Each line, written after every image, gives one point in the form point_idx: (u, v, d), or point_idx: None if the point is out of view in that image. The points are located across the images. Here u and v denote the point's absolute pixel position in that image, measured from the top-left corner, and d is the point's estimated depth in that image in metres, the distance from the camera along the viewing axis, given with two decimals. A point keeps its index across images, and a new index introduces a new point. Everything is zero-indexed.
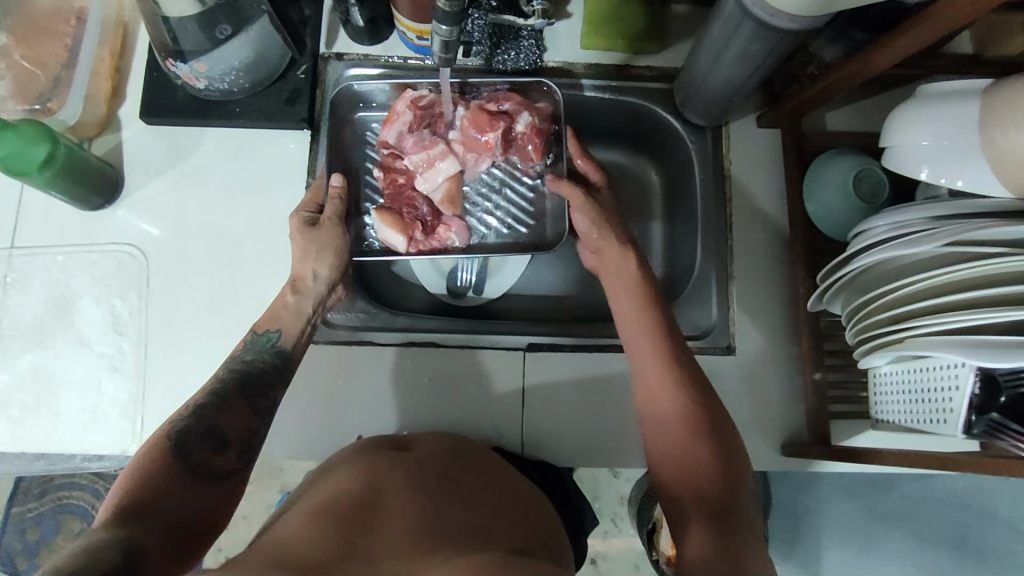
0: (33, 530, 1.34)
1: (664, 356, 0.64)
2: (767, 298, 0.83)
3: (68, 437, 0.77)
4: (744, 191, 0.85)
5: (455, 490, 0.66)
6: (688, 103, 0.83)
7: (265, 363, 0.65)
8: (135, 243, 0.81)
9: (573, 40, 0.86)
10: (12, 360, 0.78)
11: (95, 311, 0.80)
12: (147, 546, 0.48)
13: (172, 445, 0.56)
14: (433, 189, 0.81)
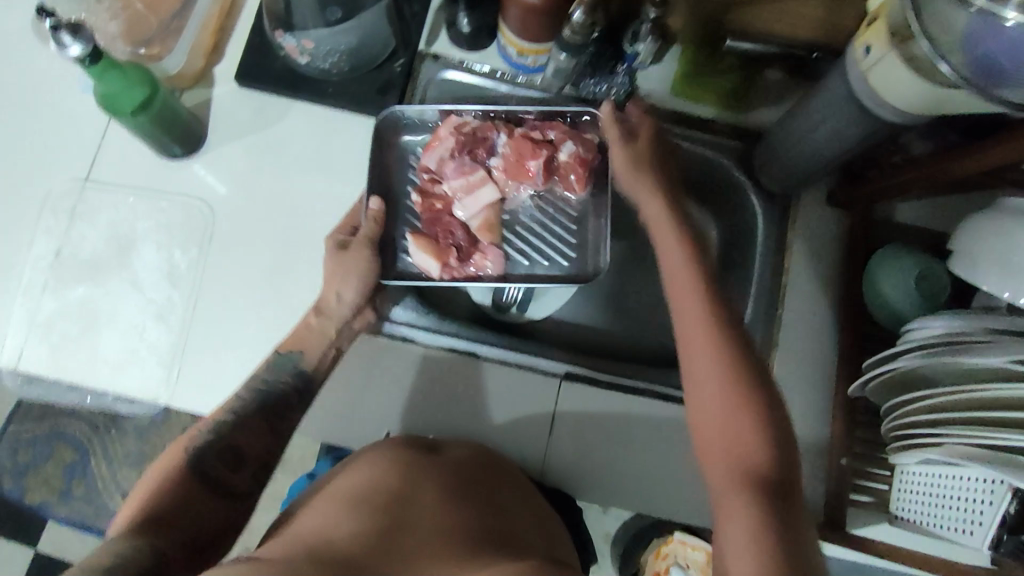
0: (27, 453, 1.39)
1: (702, 298, 0.59)
2: (807, 373, 0.81)
3: (103, 374, 0.79)
4: (803, 263, 0.84)
5: (475, 490, 0.69)
6: (768, 168, 0.83)
7: (286, 386, 0.72)
8: (204, 198, 0.82)
9: (663, 83, 0.87)
10: (65, 288, 0.80)
11: (153, 258, 0.81)
12: (170, 547, 0.56)
13: (191, 460, 0.65)
14: (469, 212, 0.82)
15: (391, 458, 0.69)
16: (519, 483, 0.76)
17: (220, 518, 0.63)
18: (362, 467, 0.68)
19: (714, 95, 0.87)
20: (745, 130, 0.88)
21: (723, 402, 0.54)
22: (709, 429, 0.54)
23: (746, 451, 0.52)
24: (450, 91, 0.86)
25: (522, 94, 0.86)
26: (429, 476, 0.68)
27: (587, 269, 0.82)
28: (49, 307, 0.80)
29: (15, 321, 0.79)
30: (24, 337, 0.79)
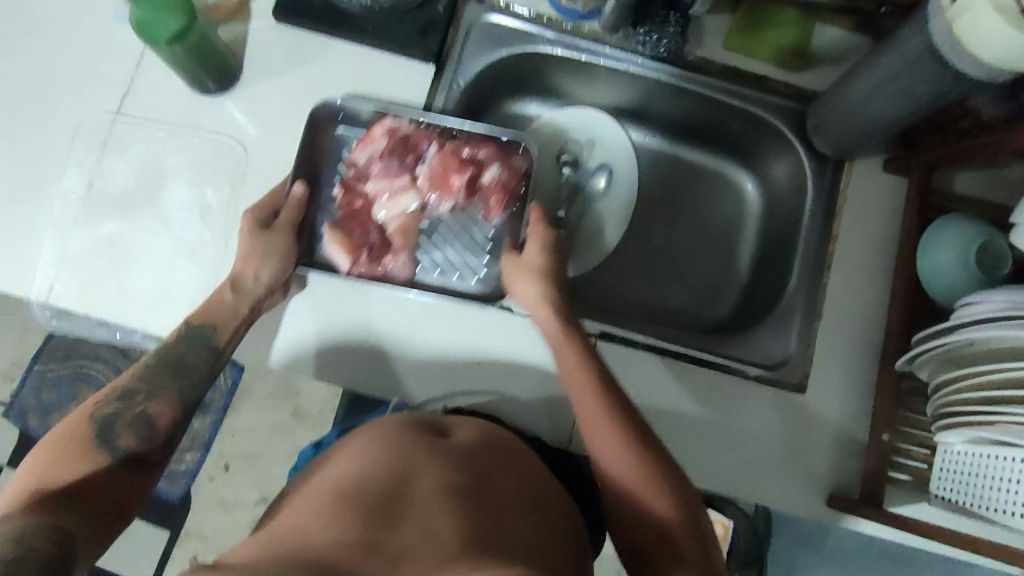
0: (50, 391, 1.50)
1: (620, 435, 0.64)
2: (853, 346, 0.78)
3: (130, 311, 0.77)
4: (854, 231, 0.80)
5: (484, 473, 0.64)
6: (823, 133, 0.79)
7: (199, 358, 0.69)
8: (237, 136, 0.80)
9: (715, 37, 0.83)
10: (95, 223, 0.78)
11: (186, 195, 0.79)
12: (78, 526, 0.54)
13: (96, 431, 0.62)
14: (388, 214, 0.81)
15: (383, 445, 0.65)
16: (532, 465, 0.70)
17: (127, 491, 0.61)
18: (364, 452, 0.64)
19: (771, 53, 0.82)
20: (801, 92, 0.83)
21: (648, 508, 0.61)
22: (631, 502, 0.62)
23: (660, 525, 0.60)
24: (494, 35, 0.83)
25: (567, 42, 0.83)
26: (429, 462, 0.63)
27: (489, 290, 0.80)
28: (80, 242, 0.78)
29: (46, 256, 0.78)
30: (53, 270, 0.78)
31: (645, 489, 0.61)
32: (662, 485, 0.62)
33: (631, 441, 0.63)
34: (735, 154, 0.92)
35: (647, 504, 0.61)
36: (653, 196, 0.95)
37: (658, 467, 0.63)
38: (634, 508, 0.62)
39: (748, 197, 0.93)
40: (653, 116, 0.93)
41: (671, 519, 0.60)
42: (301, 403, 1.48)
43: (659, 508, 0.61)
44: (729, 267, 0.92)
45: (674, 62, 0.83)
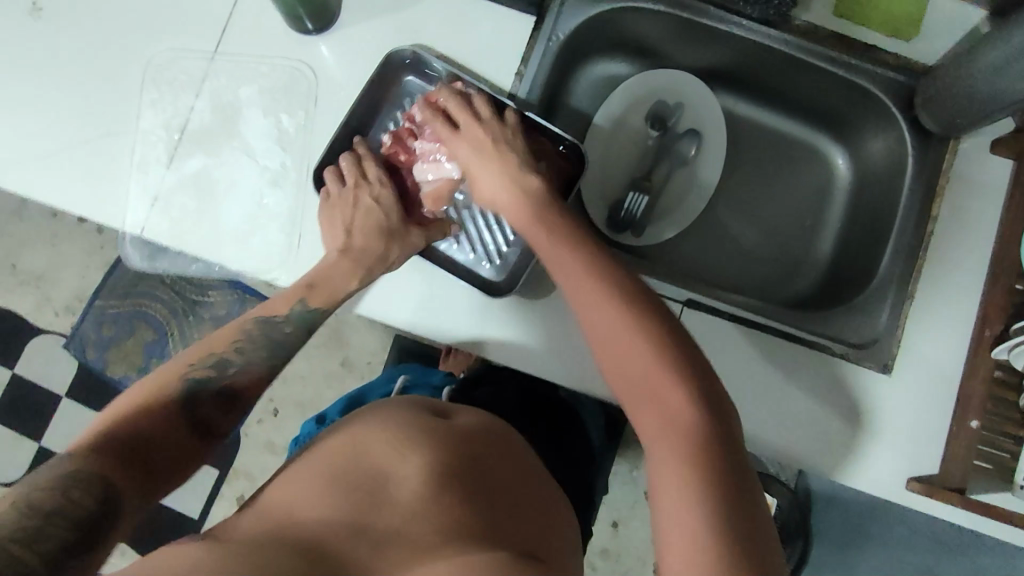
0: (111, 327, 1.53)
1: (628, 316, 0.56)
2: (942, 332, 0.76)
3: (214, 244, 0.78)
4: (953, 212, 0.78)
5: (479, 455, 0.63)
6: (931, 109, 0.76)
7: (290, 335, 0.71)
8: (312, 68, 0.79)
9: (824, 3, 0.81)
10: (181, 160, 0.79)
11: (261, 124, 0.79)
12: (131, 481, 0.54)
13: (183, 389, 0.63)
14: (421, 174, 0.78)
15: (375, 423, 0.63)
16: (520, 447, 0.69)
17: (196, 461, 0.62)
18: (365, 421, 0.64)
19: (884, 22, 0.80)
20: (910, 65, 0.80)
21: (609, 325, 0.56)
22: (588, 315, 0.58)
23: (620, 343, 0.55)
24: None
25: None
26: (422, 442, 0.61)
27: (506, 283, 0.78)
28: (167, 180, 0.78)
29: (134, 194, 0.78)
30: (147, 205, 0.78)
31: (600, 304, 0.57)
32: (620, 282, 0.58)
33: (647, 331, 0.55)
34: (828, 126, 0.90)
35: (613, 365, 0.55)
36: (742, 166, 0.93)
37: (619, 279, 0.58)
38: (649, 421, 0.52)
39: (839, 172, 0.91)
40: (748, 81, 0.90)
41: (629, 393, 0.54)
42: (351, 352, 1.49)
43: (632, 398, 0.54)
44: (811, 244, 0.90)
45: (779, 25, 0.81)
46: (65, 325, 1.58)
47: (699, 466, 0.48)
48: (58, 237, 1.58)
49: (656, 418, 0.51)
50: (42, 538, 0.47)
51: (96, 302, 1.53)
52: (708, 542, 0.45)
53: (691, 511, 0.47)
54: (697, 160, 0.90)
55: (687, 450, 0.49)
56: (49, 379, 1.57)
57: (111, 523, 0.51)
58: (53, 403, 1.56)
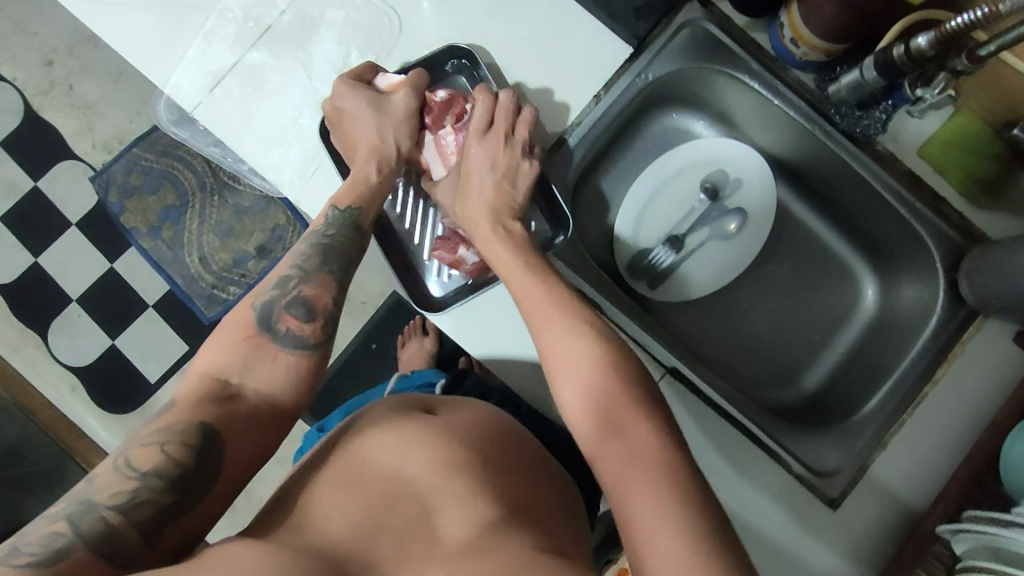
0: (138, 178, 1.57)
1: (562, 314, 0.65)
2: (895, 486, 0.77)
3: (245, 140, 0.78)
4: (955, 383, 0.78)
5: (496, 461, 0.62)
6: (974, 278, 0.75)
7: (345, 237, 0.71)
8: (403, 18, 0.79)
9: (916, 139, 0.79)
10: (241, 49, 0.79)
11: (333, 50, 0.80)
12: (234, 425, 0.57)
13: (258, 317, 0.65)
14: (425, 140, 0.81)
15: (376, 426, 0.62)
16: (541, 464, 0.68)
17: (294, 377, 0.63)
18: (359, 435, 0.62)
19: (960, 177, 0.78)
20: (970, 228, 0.79)
21: (577, 365, 0.61)
22: (555, 352, 0.63)
23: (587, 381, 0.60)
24: (702, 43, 0.80)
25: (768, 77, 0.79)
26: (428, 441, 0.61)
27: (438, 298, 0.79)
28: (221, 61, 0.79)
29: (187, 61, 0.79)
30: (202, 84, 0.78)
31: (568, 343, 0.63)
32: (573, 313, 0.65)
33: (575, 321, 0.64)
34: (871, 255, 0.89)
35: (573, 406, 0.60)
36: (776, 266, 0.93)
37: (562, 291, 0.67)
38: (578, 413, 0.60)
39: (864, 301, 0.91)
40: (812, 185, 0.90)
41: (589, 432, 0.58)
42: (350, 286, 1.53)
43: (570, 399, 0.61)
44: (814, 359, 0.91)
45: (859, 143, 0.79)
46: (97, 160, 1.60)
47: (650, 465, 0.53)
48: (121, 76, 1.60)
49: (626, 445, 0.55)
50: (149, 487, 0.51)
51: (132, 149, 1.57)
52: (679, 528, 0.49)
53: (666, 509, 0.50)
54: (735, 238, 0.90)
55: (643, 460, 0.54)
56: (66, 204, 1.60)
57: (212, 460, 0.54)
58: (62, 228, 1.60)
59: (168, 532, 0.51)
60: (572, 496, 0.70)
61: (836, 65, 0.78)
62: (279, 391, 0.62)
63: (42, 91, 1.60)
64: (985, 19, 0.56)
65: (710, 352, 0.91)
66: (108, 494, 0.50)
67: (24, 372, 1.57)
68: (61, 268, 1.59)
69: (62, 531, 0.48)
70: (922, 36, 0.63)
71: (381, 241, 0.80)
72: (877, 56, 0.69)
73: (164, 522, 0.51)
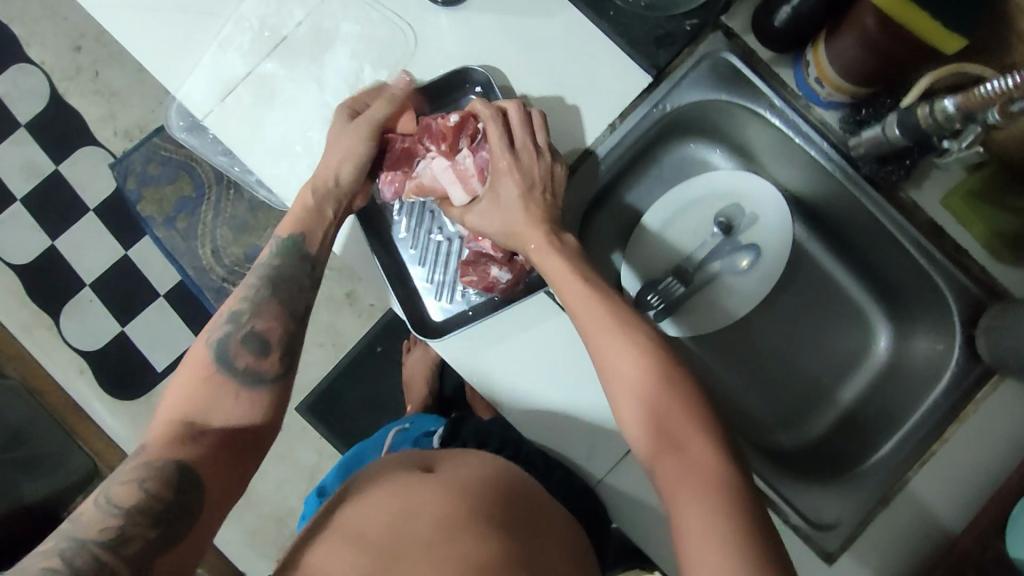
0: (156, 167, 1.57)
1: (621, 324, 0.64)
2: (895, 544, 0.74)
3: (253, 151, 0.78)
4: (965, 443, 0.75)
5: (497, 517, 0.62)
6: (991, 336, 0.72)
7: (295, 266, 0.72)
8: (420, 36, 0.78)
9: (940, 186, 0.76)
10: (253, 57, 0.78)
11: (346, 64, 0.79)
12: (204, 462, 0.58)
13: (212, 354, 0.64)
14: (440, 169, 0.74)
15: (378, 490, 0.64)
16: (556, 524, 0.67)
17: (260, 407, 0.64)
18: (375, 495, 0.63)
19: (985, 234, 0.75)
20: (992, 283, 0.76)
21: (640, 383, 0.60)
22: (614, 370, 0.62)
23: (646, 403, 0.60)
24: (724, 75, 0.77)
25: (790, 117, 0.77)
26: (431, 503, 0.61)
27: (439, 323, 0.78)
28: (233, 70, 0.78)
29: (199, 68, 0.78)
30: (213, 92, 0.78)
31: (626, 363, 0.61)
32: (636, 326, 0.64)
33: (636, 330, 0.63)
34: (886, 301, 0.87)
35: (636, 423, 0.60)
36: (782, 305, 0.90)
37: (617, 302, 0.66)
38: (643, 429, 0.60)
39: (876, 348, 0.88)
40: (830, 228, 0.87)
41: (648, 452, 0.59)
42: (359, 288, 1.52)
43: (630, 414, 0.61)
44: (822, 407, 0.88)
45: (882, 189, 0.76)
46: (118, 147, 1.61)
47: (711, 485, 0.54)
48: None
49: (680, 459, 0.56)
50: (134, 524, 0.53)
51: (153, 139, 1.57)
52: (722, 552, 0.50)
53: (712, 531, 0.51)
54: (748, 273, 0.88)
55: (707, 479, 0.54)
56: (84, 189, 1.61)
57: (192, 499, 0.56)
58: (79, 212, 1.61)
59: (162, 562, 0.53)
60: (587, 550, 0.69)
61: (862, 107, 0.75)
62: (243, 417, 0.63)
63: (68, 75, 1.61)
64: (1013, 89, 0.55)
65: (714, 392, 0.89)
66: (97, 530, 0.52)
67: (34, 353, 1.59)
68: (76, 252, 1.61)
69: (55, 566, 0.50)
70: (949, 99, 0.61)
71: (383, 259, 0.79)
72: (903, 114, 0.66)
73: (155, 556, 0.53)
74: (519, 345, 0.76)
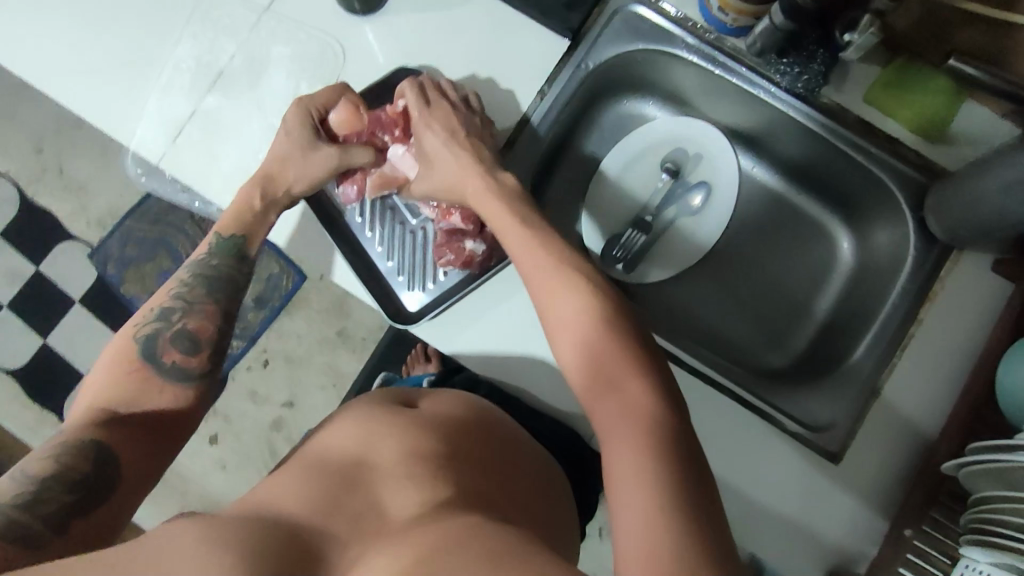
0: (134, 247, 1.62)
1: (563, 266, 0.62)
2: (895, 435, 0.75)
3: (211, 182, 0.81)
4: (938, 321, 0.77)
5: (457, 447, 0.65)
6: (939, 213, 0.75)
7: (225, 266, 0.73)
8: (349, 47, 0.83)
9: (860, 85, 0.79)
10: (196, 95, 0.82)
11: (284, 86, 0.83)
12: (122, 439, 0.60)
13: (139, 348, 0.67)
14: (399, 157, 0.80)
15: (352, 420, 0.67)
16: (523, 463, 0.71)
17: (181, 403, 0.66)
18: (338, 427, 0.66)
19: (911, 117, 0.78)
20: (931, 166, 0.78)
21: (579, 315, 0.59)
22: (560, 314, 0.60)
23: (588, 346, 0.57)
24: (636, 27, 0.82)
25: (706, 50, 0.81)
26: (394, 429, 0.65)
27: (415, 310, 0.79)
28: (179, 111, 0.82)
29: (147, 115, 0.82)
30: (164, 135, 0.82)
31: (574, 312, 0.59)
32: (580, 269, 0.62)
33: (582, 272, 0.61)
34: (841, 209, 0.90)
35: (573, 353, 0.58)
36: (740, 233, 0.93)
37: (561, 246, 0.64)
38: (581, 363, 0.57)
39: (841, 254, 0.90)
40: (773, 151, 0.90)
41: (586, 388, 0.56)
42: (350, 324, 1.54)
43: (568, 348, 0.59)
44: (800, 323, 0.90)
45: (806, 100, 0.80)
46: (94, 236, 1.65)
47: (645, 427, 0.50)
48: (108, 153, 1.65)
49: (617, 399, 0.53)
50: (49, 489, 0.55)
51: (125, 222, 1.62)
52: (652, 492, 0.46)
53: (641, 462, 0.48)
54: (701, 212, 0.91)
55: (641, 420, 0.51)
56: (67, 282, 1.64)
57: (107, 471, 0.58)
58: (66, 306, 1.64)
59: (78, 524, 0.55)
60: (553, 490, 0.73)
61: None
62: (168, 407, 0.65)
63: (35, 177, 1.66)
64: None
65: (696, 329, 0.91)
66: (10, 495, 0.54)
67: None
68: (69, 346, 1.63)
69: None
70: None
71: (354, 264, 0.79)
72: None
73: (71, 516, 0.55)
74: (496, 310, 0.78)
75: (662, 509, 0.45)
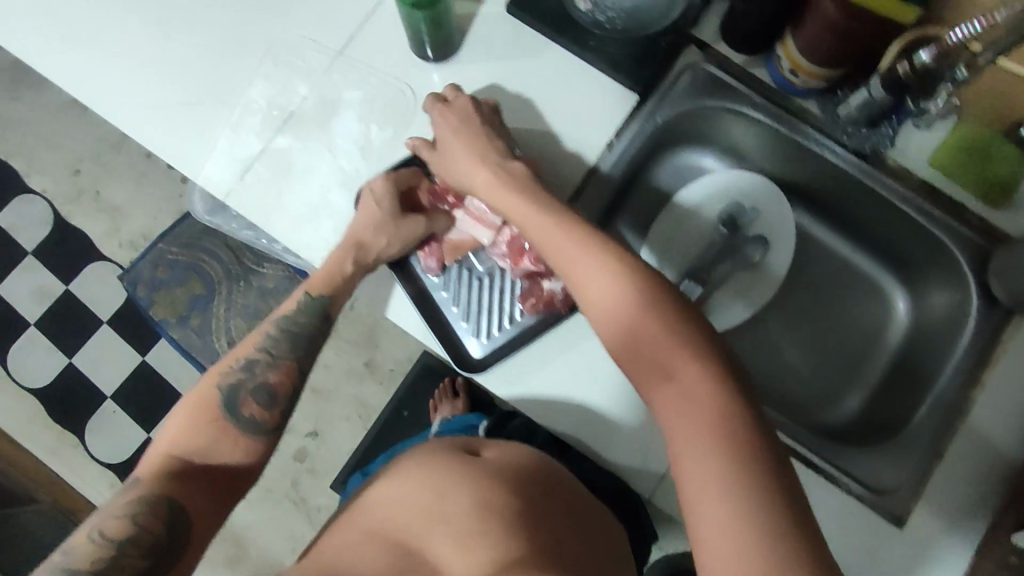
0: (164, 271, 1.54)
1: (591, 251, 0.61)
2: (957, 500, 0.75)
3: (277, 220, 0.81)
4: (997, 384, 0.77)
5: (530, 501, 0.64)
6: (1004, 278, 0.75)
7: (311, 327, 0.75)
8: (420, 93, 0.83)
9: (924, 146, 0.80)
10: (267, 134, 0.83)
11: (353, 128, 0.84)
12: (194, 501, 0.62)
13: (222, 400, 0.68)
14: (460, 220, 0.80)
15: (422, 466, 0.66)
16: (592, 517, 0.69)
17: (248, 462, 0.67)
18: (402, 475, 0.66)
19: (976, 180, 0.79)
20: (992, 230, 0.79)
21: (617, 305, 0.57)
22: (594, 292, 0.59)
23: (630, 337, 0.56)
24: (707, 84, 0.84)
25: (775, 109, 0.83)
26: (466, 478, 0.64)
27: (480, 359, 0.78)
28: (249, 149, 0.83)
29: (216, 152, 0.83)
30: (232, 171, 0.82)
31: (610, 303, 0.58)
32: (609, 252, 0.60)
33: (611, 255, 0.60)
34: (896, 268, 0.90)
35: (618, 345, 0.58)
36: (795, 286, 0.94)
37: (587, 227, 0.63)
38: (629, 355, 0.57)
39: (896, 314, 0.91)
40: (832, 208, 0.91)
41: (639, 380, 0.56)
42: (378, 355, 1.53)
43: (612, 340, 0.58)
44: (855, 379, 0.91)
45: (872, 162, 0.81)
46: (125, 258, 1.65)
47: (707, 420, 0.51)
48: (143, 177, 1.66)
49: (672, 389, 0.53)
50: (126, 555, 0.57)
51: (159, 244, 1.55)
52: (725, 501, 0.47)
53: (708, 464, 0.49)
54: (759, 265, 0.91)
55: (705, 413, 0.51)
56: (95, 303, 1.64)
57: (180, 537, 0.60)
58: (93, 327, 1.63)
59: None
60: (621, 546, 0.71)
61: (838, 88, 0.81)
62: (240, 468, 0.66)
63: (70, 198, 1.66)
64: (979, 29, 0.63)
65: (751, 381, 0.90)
66: (88, 560, 0.56)
67: (62, 473, 1.58)
68: (94, 367, 1.62)
69: None
70: (925, 52, 0.69)
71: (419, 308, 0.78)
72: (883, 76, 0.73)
73: None
74: (558, 360, 0.77)
75: (739, 518, 0.46)
